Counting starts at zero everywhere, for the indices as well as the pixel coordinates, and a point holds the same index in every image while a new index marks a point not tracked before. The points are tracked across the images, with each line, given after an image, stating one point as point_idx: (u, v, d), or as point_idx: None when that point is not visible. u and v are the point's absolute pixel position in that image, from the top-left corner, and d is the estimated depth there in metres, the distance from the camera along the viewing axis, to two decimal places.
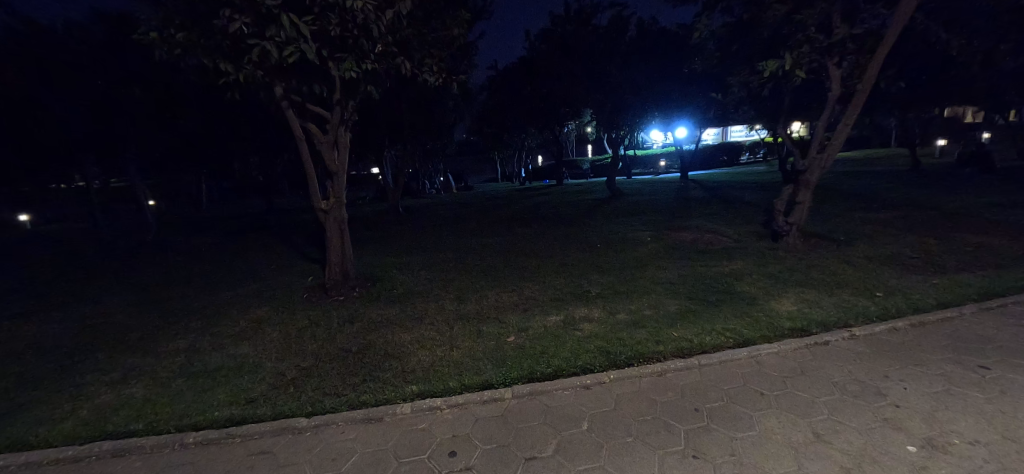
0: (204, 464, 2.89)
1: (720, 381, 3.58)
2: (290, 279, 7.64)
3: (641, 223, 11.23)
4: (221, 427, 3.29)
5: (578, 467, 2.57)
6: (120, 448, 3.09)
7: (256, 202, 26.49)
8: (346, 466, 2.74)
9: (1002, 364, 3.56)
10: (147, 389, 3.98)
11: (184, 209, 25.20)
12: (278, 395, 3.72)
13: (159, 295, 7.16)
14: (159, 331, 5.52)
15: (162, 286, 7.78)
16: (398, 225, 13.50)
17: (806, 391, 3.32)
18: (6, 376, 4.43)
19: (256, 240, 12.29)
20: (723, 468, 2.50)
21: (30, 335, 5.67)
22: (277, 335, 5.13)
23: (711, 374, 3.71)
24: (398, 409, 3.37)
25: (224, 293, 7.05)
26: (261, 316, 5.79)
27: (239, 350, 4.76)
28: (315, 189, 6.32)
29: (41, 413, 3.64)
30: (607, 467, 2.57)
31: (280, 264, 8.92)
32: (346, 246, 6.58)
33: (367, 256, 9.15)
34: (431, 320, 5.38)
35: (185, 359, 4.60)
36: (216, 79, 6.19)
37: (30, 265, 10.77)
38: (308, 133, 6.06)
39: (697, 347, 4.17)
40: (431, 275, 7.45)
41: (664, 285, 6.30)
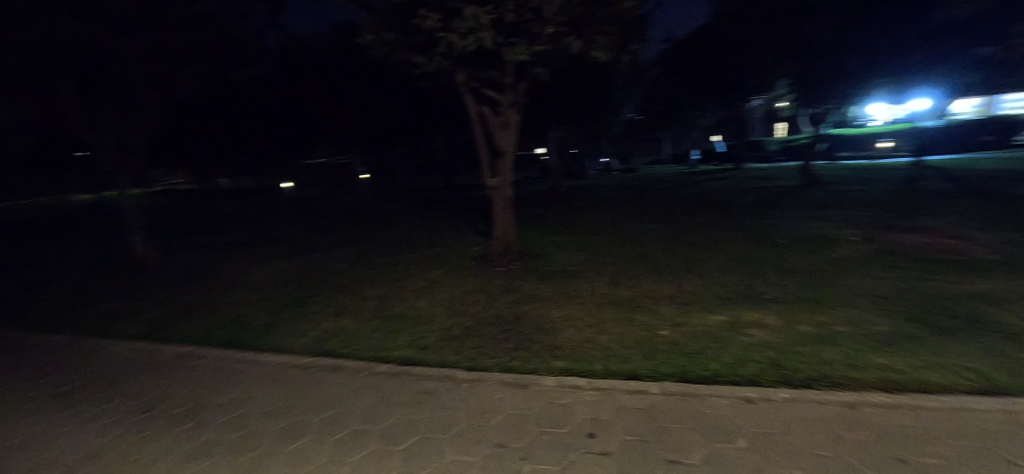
0: (388, 391, 3.53)
1: (947, 435, 2.67)
2: (461, 247, 8.62)
3: (847, 218, 9.14)
4: (401, 364, 3.98)
5: None
6: (335, 365, 4.00)
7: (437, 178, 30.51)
8: (494, 422, 3.00)
9: None
10: (354, 324, 5.04)
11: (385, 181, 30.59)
12: (446, 346, 4.29)
13: (366, 251, 8.91)
14: (364, 279, 6.90)
15: (369, 243, 9.71)
16: (555, 205, 13.87)
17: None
18: (274, 299, 6.17)
19: (434, 211, 14.15)
20: None
21: (288, 270, 7.76)
22: (447, 295, 5.87)
23: (934, 423, 2.80)
24: (543, 381, 3.55)
25: (411, 253, 8.41)
26: (436, 277, 6.71)
27: (418, 303, 5.62)
28: (486, 168, 6.96)
29: (292, 328, 4.98)
30: None
31: (454, 232, 10.17)
32: (510, 222, 7.08)
33: (527, 233, 9.71)
34: (583, 301, 5.44)
35: (380, 304, 5.66)
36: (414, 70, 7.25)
37: (290, 220, 14.63)
38: (483, 116, 6.64)
39: (1022, 383, 3.14)
40: (586, 257, 7.48)
41: (871, 298, 5.06)
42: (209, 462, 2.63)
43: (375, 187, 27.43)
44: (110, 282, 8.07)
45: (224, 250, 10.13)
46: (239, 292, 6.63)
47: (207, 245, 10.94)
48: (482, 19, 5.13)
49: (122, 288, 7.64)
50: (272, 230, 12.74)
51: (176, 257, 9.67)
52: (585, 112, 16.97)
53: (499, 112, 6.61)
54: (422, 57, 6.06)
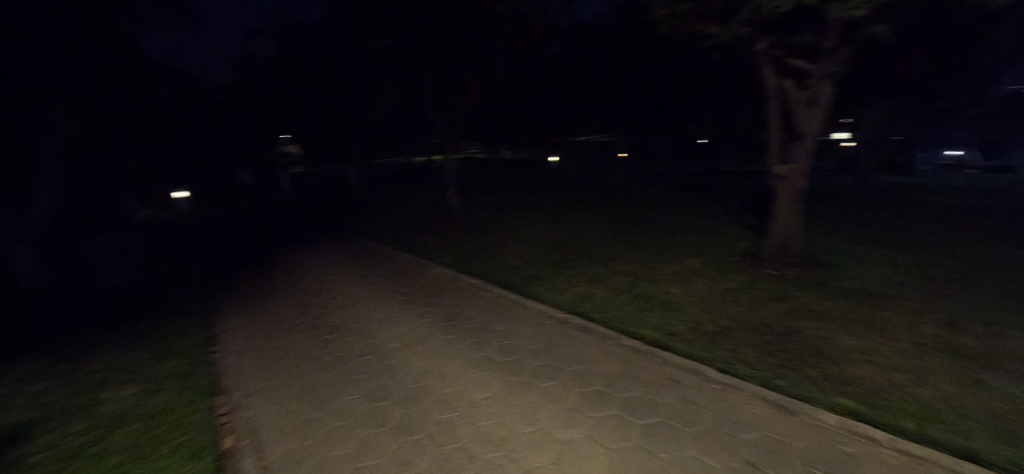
0: (633, 363, 3.56)
1: None
2: (723, 239, 7.77)
3: None
4: (648, 344, 3.90)
5: None
6: (585, 326, 4.30)
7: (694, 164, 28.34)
8: (747, 435, 2.53)
9: None
10: (603, 292, 5.26)
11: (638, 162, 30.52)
12: (697, 340, 3.95)
13: (620, 227, 9.11)
14: (615, 252, 7.09)
15: (625, 221, 9.89)
16: (862, 209, 10.77)
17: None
18: (540, 255, 7.09)
19: (690, 198, 13.24)
20: None
21: (552, 233, 8.76)
22: (702, 286, 5.35)
23: None
24: (821, 415, 2.69)
25: (667, 237, 8.09)
26: (690, 265, 6.20)
27: (669, 287, 5.37)
28: (776, 152, 6.08)
29: (551, 284, 5.63)
30: None
31: (717, 223, 9.26)
32: (794, 218, 5.91)
33: (816, 237, 7.91)
34: (898, 337, 3.90)
35: (630, 280, 5.66)
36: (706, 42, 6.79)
37: (551, 191, 16.51)
38: (783, 90, 5.70)
39: None
40: (910, 281, 5.47)
41: None
42: (457, 372, 3.57)
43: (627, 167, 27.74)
44: (433, 222, 11.03)
45: (504, 210, 12.27)
46: (514, 245, 7.94)
47: (492, 204, 13.48)
48: None
49: (439, 226, 10.39)
50: (538, 197, 14.67)
51: (472, 210, 12.33)
52: None
53: (806, 85, 5.53)
54: (717, 27, 5.56)
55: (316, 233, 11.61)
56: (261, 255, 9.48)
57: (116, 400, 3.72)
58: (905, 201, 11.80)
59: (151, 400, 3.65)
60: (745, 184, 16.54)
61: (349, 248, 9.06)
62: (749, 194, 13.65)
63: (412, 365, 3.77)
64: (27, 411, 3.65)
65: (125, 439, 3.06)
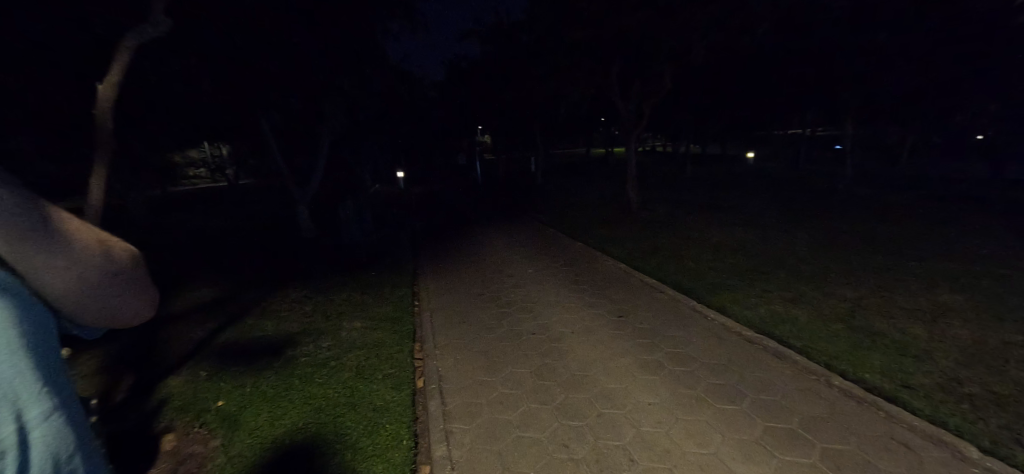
0: (844, 409, 2.90)
1: None
2: (1014, 275, 5.56)
3: None
4: (867, 390, 3.11)
5: None
6: (778, 352, 3.69)
7: (967, 167, 21.00)
8: None
9: None
10: (807, 316, 4.41)
11: (871, 163, 24.29)
12: (949, 401, 2.96)
13: (838, 241, 7.45)
14: (828, 271, 5.85)
15: (846, 234, 7.98)
16: None
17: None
18: (727, 263, 6.35)
19: (957, 213, 9.90)
20: None
21: (743, 239, 7.76)
22: (966, 333, 3.96)
23: None
24: None
25: (911, 261, 6.23)
26: (947, 303, 4.66)
27: (909, 325, 4.15)
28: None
29: (737, 296, 5.01)
30: None
31: (1005, 251, 6.70)
32: None
33: None
34: None
35: (848, 308, 4.59)
36: None
37: (744, 192, 14.53)
38: None
39: None
40: None
41: None
42: (619, 368, 3.52)
43: (852, 169, 22.39)
44: (608, 215, 10.90)
45: (684, 208, 11.34)
46: (695, 248, 7.27)
47: (671, 202, 12.59)
48: None
49: (613, 219, 10.30)
50: (728, 198, 13.11)
51: (648, 206, 11.75)
52: None
53: None
54: None
55: (500, 215, 12.84)
56: (456, 230, 10.96)
57: (351, 328, 4.87)
58: None
59: (373, 334, 4.65)
60: None
61: (526, 232, 9.71)
62: None
63: (576, 353, 3.86)
64: (297, 325, 5.08)
65: (354, 360, 4.01)
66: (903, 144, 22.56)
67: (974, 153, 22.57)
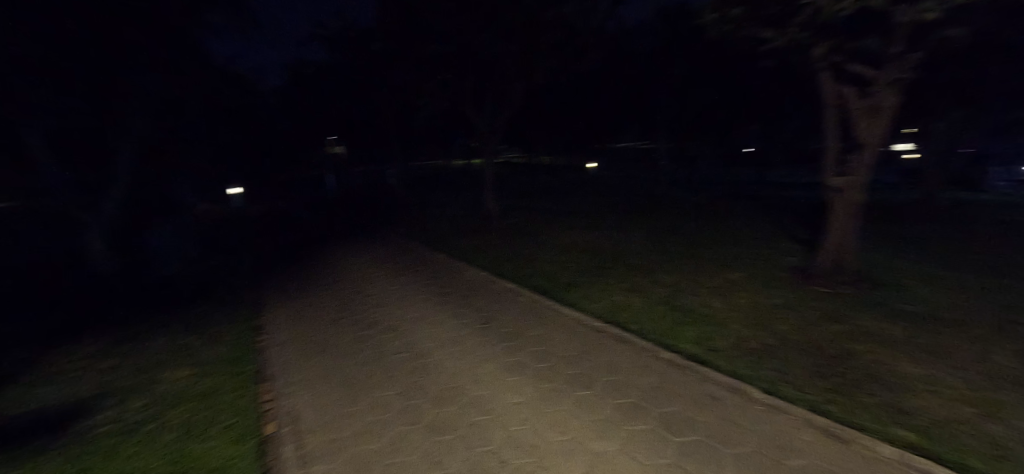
0: (670, 377, 3.45)
1: None
2: (770, 252, 7.40)
3: None
4: (686, 358, 3.76)
5: None
6: (620, 337, 4.21)
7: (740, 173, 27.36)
8: (796, 464, 2.36)
9: None
10: (640, 302, 5.16)
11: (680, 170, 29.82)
12: (739, 356, 3.76)
13: (658, 236, 8.93)
14: (652, 262, 6.95)
15: (663, 230, 9.62)
16: (924, 225, 10.12)
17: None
18: (577, 262, 7.07)
19: (736, 208, 12.80)
20: None
21: (587, 240, 8.75)
22: (746, 301, 5.11)
23: None
24: (878, 447, 2.52)
25: (707, 248, 7.81)
26: (733, 279, 5.95)
27: (710, 301, 5.17)
28: (831, 163, 5.66)
29: (586, 291, 5.60)
30: None
31: (763, 235, 8.90)
32: (852, 235, 5.50)
33: (871, 253, 7.41)
34: (963, 367, 3.52)
35: (668, 291, 5.52)
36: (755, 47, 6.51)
37: (589, 198, 16.42)
38: (842, 97, 5.35)
39: None
40: (979, 305, 4.94)
41: None
42: (487, 375, 3.59)
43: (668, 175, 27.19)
44: (472, 225, 11.13)
45: (539, 215, 12.28)
46: (549, 251, 7.90)
47: (528, 209, 13.50)
48: None
49: (476, 228, 10.61)
50: (576, 204, 14.66)
51: (509, 215, 12.35)
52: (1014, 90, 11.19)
53: (869, 93, 5.14)
54: (774, 29, 5.23)
55: (360, 231, 12.08)
56: (307, 250, 9.91)
57: (171, 383, 3.96)
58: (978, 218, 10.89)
59: (203, 385, 3.85)
60: (792, 196, 15.87)
61: (388, 247, 9.31)
62: (798, 205, 13.07)
63: (446, 367, 3.80)
64: (88, 390, 3.94)
65: (177, 420, 3.25)
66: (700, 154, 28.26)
67: (745, 161, 29.48)
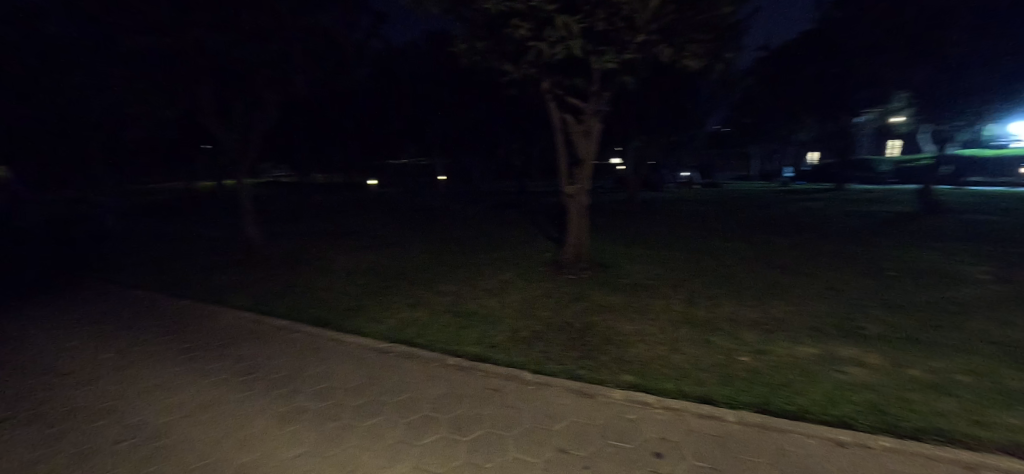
0: (457, 382, 3.63)
1: None
2: (532, 251, 8.71)
3: (978, 251, 7.81)
4: (471, 359, 4.03)
5: None
6: (410, 353, 4.20)
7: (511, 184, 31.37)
8: (558, 426, 2.86)
9: None
10: (430, 316, 5.27)
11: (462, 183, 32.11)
12: (514, 346, 4.29)
13: (441, 249, 9.35)
14: (437, 274, 7.25)
15: (444, 242, 10.14)
16: (631, 218, 13.72)
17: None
18: (361, 285, 6.77)
19: (508, 216, 14.56)
20: None
21: (371, 261, 8.46)
22: (517, 297, 5.86)
23: None
24: (610, 393, 3.31)
25: (484, 255, 8.62)
26: (506, 278, 6.76)
27: (489, 301, 5.72)
28: (564, 175, 6.94)
29: (373, 314, 5.39)
30: None
31: (526, 237, 10.39)
32: (584, 229, 6.94)
33: (598, 243, 9.57)
34: (655, 316, 4.99)
35: (454, 299, 5.86)
36: (499, 76, 7.49)
37: (376, 216, 15.92)
38: (564, 122, 6.67)
39: None
40: (659, 271, 7.00)
41: (989, 334, 4.40)
42: (270, 434, 2.98)
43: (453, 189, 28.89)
44: (233, 260, 9.29)
45: (318, 239, 11.21)
46: (329, 278, 7.29)
47: (305, 234, 12.15)
48: (573, 28, 5.13)
49: (235, 262, 8.90)
50: (360, 223, 13.99)
51: (280, 242, 10.85)
52: (666, 122, 16.39)
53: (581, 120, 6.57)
54: (511, 64, 6.15)
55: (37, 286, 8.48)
56: None
57: None
58: (659, 210, 15.44)
59: None
60: (550, 202, 19.08)
61: (96, 303, 6.89)
62: (553, 209, 15.80)
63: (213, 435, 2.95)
64: None
65: None
66: (478, 169, 31.11)
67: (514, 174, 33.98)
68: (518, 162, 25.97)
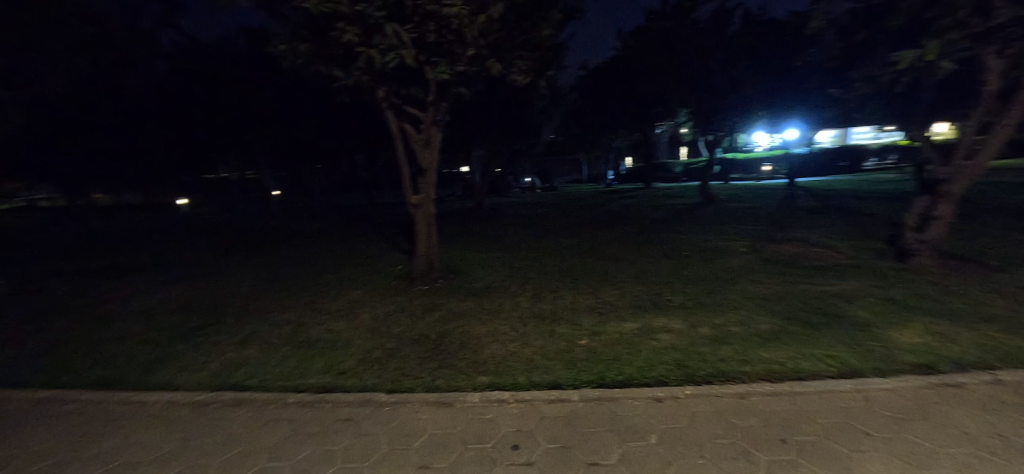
0: (300, 420, 3.18)
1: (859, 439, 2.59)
2: (383, 265, 8.33)
3: (735, 231, 10.24)
4: (316, 392, 3.63)
5: (603, 459, 2.40)
6: (238, 400, 3.55)
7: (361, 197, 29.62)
8: (418, 443, 2.75)
9: None
10: (263, 353, 4.58)
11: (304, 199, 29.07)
12: (367, 369, 4.01)
13: (275, 274, 8.26)
14: (271, 304, 6.37)
15: (279, 266, 8.99)
16: (482, 224, 14.24)
17: (969, 447, 2.46)
18: (166, 330, 5.52)
19: (357, 231, 13.69)
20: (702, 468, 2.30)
21: (181, 298, 6.99)
22: (368, 317, 5.52)
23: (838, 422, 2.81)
24: (467, 397, 3.35)
25: (328, 275, 7.91)
26: (356, 298, 6.32)
27: (336, 326, 5.27)
28: (409, 185, 6.75)
29: (185, 362, 4.44)
30: (619, 466, 2.32)
31: (375, 252, 9.89)
32: (434, 239, 6.91)
33: (451, 250, 9.65)
34: (506, 315, 5.27)
35: (294, 330, 5.23)
36: (330, 82, 7.01)
37: (190, 243, 13.28)
38: (404, 132, 6.53)
39: (869, 366, 3.64)
40: (508, 272, 7.40)
41: (744, 293, 5.81)
42: None
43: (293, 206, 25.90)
44: None
45: (100, 278, 8.81)
46: (116, 327, 5.77)
47: (78, 273, 9.41)
48: (403, 37, 5.10)
49: None
50: (166, 253, 11.48)
51: (36, 288, 8.19)
52: (509, 131, 17.52)
53: (420, 129, 6.53)
54: (341, 70, 5.81)
55: None
56: None
57: None
58: (508, 215, 16.38)
59: None
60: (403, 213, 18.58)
61: None
62: (406, 220, 15.44)
63: None
64: None
65: None
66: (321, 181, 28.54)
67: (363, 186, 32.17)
68: (367, 173, 24.67)
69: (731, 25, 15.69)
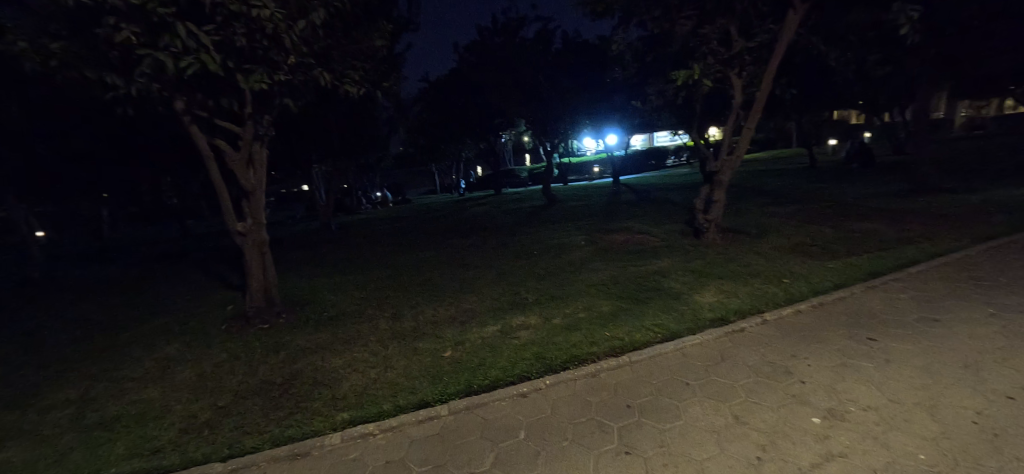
0: None
1: (679, 388, 3.13)
2: (206, 309, 6.97)
3: (575, 227, 11.43)
4: None
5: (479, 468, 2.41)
6: None
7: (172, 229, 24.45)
8: None
9: (811, 308, 4.71)
10: (24, 452, 3.35)
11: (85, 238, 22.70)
12: (192, 439, 3.26)
13: (38, 343, 6.20)
14: (33, 384, 4.74)
15: (45, 331, 6.78)
16: (330, 246, 13.07)
17: (752, 376, 3.18)
18: None
19: (168, 271, 11.23)
20: (568, 449, 2.48)
21: None
22: (190, 375, 4.53)
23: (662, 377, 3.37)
24: (326, 441, 2.99)
25: (126, 332, 6.26)
26: (169, 355, 5.13)
27: (143, 395, 4.18)
28: (230, 210, 5.76)
29: None
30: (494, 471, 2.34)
31: (195, 294, 8.24)
32: (270, 269, 6.04)
33: (295, 280, 8.60)
34: (365, 341, 4.91)
35: (76, 412, 3.97)
36: (104, 92, 5.60)
37: None
38: (218, 149, 5.58)
39: (683, 327, 4.42)
40: (363, 295, 6.92)
41: (586, 282, 6.51)
42: None
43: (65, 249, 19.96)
44: None
45: None
46: None
47: None
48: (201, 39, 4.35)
49: None
50: None
51: None
52: (352, 144, 16.49)
53: (239, 146, 5.66)
54: (118, 76, 4.69)
55: None
56: None
57: None
58: (361, 233, 15.37)
59: None
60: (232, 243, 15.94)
61: None
62: (235, 251, 13.25)
63: None
64: None
65: None
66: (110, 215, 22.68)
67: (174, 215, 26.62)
68: (178, 200, 20.48)
69: (553, 44, 17.56)
